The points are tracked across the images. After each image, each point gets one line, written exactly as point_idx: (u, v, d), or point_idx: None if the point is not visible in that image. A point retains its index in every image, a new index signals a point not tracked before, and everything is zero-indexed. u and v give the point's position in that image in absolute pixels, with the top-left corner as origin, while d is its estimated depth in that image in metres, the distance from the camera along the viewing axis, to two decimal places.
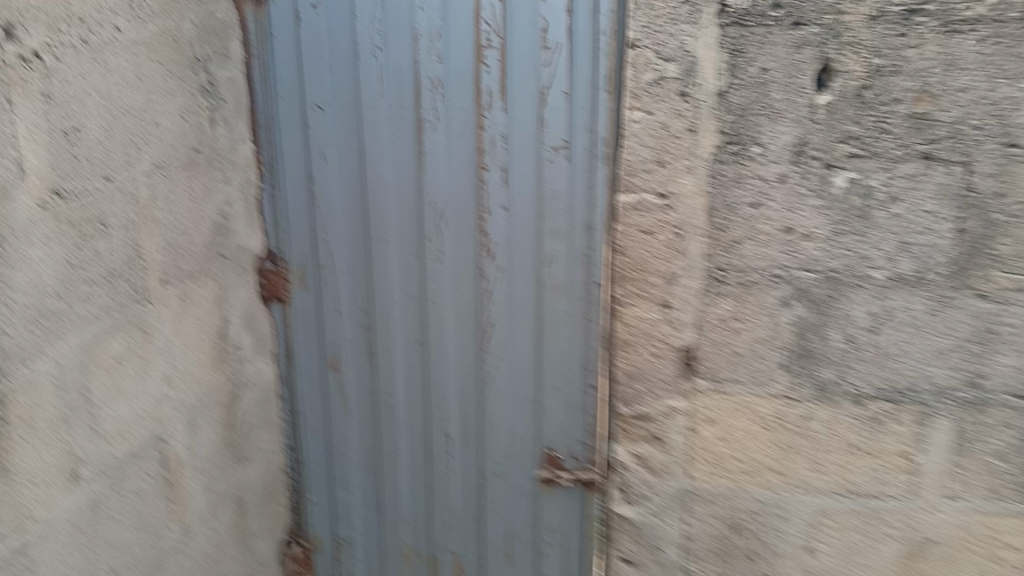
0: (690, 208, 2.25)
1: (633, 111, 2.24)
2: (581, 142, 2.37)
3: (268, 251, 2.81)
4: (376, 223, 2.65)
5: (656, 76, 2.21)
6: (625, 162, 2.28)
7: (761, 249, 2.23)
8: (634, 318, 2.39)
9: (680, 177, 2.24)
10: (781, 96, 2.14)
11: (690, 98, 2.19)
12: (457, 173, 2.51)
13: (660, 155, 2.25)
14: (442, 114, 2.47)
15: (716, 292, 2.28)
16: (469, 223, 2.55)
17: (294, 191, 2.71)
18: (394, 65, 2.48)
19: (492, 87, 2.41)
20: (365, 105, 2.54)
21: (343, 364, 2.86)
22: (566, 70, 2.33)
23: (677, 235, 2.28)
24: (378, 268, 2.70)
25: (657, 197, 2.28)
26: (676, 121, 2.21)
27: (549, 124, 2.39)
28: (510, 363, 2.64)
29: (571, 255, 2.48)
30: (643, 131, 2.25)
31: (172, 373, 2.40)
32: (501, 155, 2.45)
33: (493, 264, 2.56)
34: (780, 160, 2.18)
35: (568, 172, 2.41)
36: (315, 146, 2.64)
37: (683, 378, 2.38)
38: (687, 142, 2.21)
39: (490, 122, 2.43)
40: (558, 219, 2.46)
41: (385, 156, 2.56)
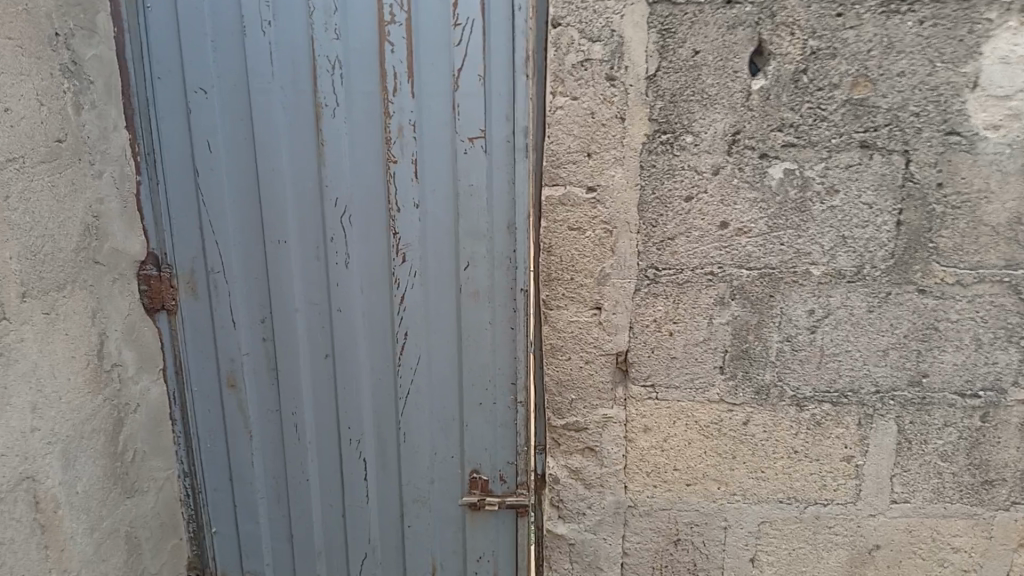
0: (621, 203, 2.08)
1: (557, 97, 2.02)
2: (500, 131, 2.17)
3: (151, 256, 2.51)
4: (272, 224, 2.38)
5: (579, 58, 2.00)
6: (550, 151, 2.07)
7: (695, 246, 2.10)
8: (563, 322, 2.22)
9: (609, 169, 2.06)
10: (714, 81, 1.98)
11: (616, 84, 2.00)
12: (363, 166, 2.26)
13: (586, 144, 2.05)
14: (343, 100, 2.22)
15: (649, 293, 2.15)
16: (378, 224, 2.31)
17: (177, 187, 2.42)
18: (287, 45, 2.21)
19: (398, 69, 2.16)
20: (256, 90, 2.26)
21: (242, 379, 2.60)
22: (480, 51, 2.12)
23: (607, 231, 2.11)
24: (276, 275, 2.44)
25: (584, 191, 2.09)
26: (602, 108, 2.02)
27: (463, 111, 2.17)
28: (429, 373, 2.43)
29: (491, 256, 2.28)
30: (567, 118, 2.04)
31: (39, 399, 2.07)
32: (411, 146, 2.22)
33: (405, 268, 2.33)
34: (713, 150, 2.03)
35: (486, 165, 2.20)
36: (200, 136, 2.35)
37: (621, 388, 2.26)
38: (614, 132, 2.03)
39: (397, 108, 2.19)
40: (476, 217, 2.25)
41: (281, 148, 2.30)
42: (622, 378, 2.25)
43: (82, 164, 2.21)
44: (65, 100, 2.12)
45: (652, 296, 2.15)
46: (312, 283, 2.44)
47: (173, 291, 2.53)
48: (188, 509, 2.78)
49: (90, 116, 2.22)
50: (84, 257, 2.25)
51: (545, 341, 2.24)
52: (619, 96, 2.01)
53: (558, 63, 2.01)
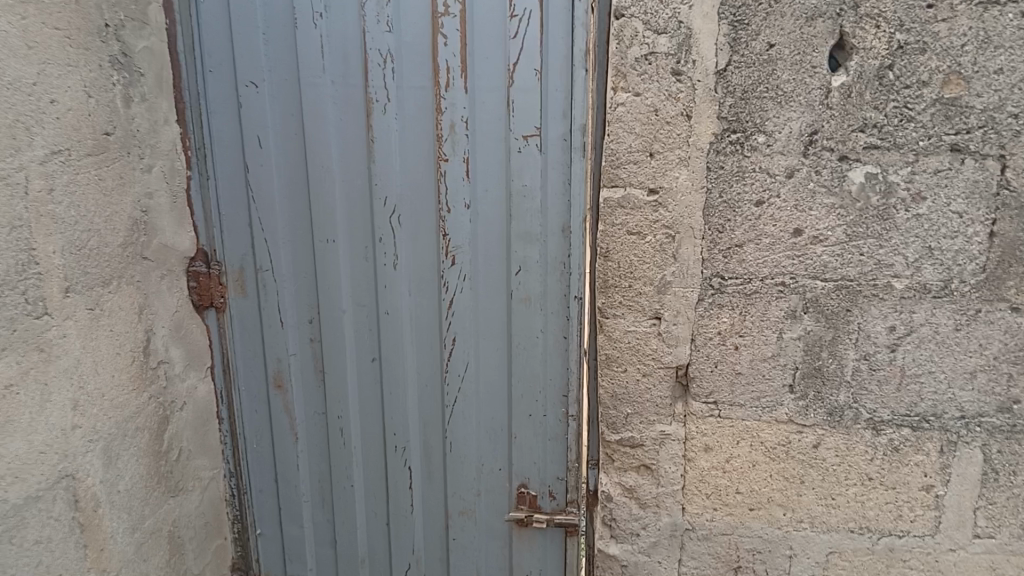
0: (685, 206, 1.95)
1: (618, 93, 1.90)
2: (556, 129, 2.05)
3: (201, 252, 2.46)
4: (321, 222, 2.31)
5: (644, 51, 1.87)
6: (609, 151, 1.95)
7: (765, 254, 1.95)
8: (619, 331, 2.09)
9: (672, 170, 1.93)
10: (789, 77, 1.83)
11: (682, 79, 1.87)
12: (413, 165, 2.18)
13: (648, 143, 1.93)
14: (394, 96, 2.13)
15: (713, 303, 2.01)
16: (428, 225, 2.23)
17: (228, 182, 2.37)
18: (339, 38, 2.14)
19: (451, 64, 2.07)
20: (306, 84, 2.20)
21: (289, 381, 2.53)
22: (537, 44, 2.01)
23: (669, 237, 1.98)
24: (324, 274, 2.37)
25: (645, 194, 1.96)
26: (666, 105, 1.89)
27: (518, 108, 2.06)
28: (477, 381, 2.34)
29: (544, 261, 2.17)
30: (628, 115, 1.91)
31: (80, 396, 2.03)
32: (462, 144, 2.13)
33: (454, 272, 2.24)
34: (787, 151, 1.88)
35: (541, 165, 2.08)
36: (251, 130, 2.29)
37: (679, 404, 2.12)
38: (680, 130, 1.90)
39: (449, 104, 2.10)
40: (530, 220, 2.14)
41: (331, 144, 2.22)
42: (681, 393, 2.12)
43: (130, 158, 2.16)
44: (113, 92, 2.07)
45: (716, 306, 2.01)
46: (360, 284, 2.36)
47: (222, 288, 2.48)
48: (233, 510, 2.73)
49: (140, 108, 2.18)
50: (131, 253, 2.20)
51: (601, 351, 2.12)
52: (685, 92, 1.88)
53: (620, 57, 1.89)
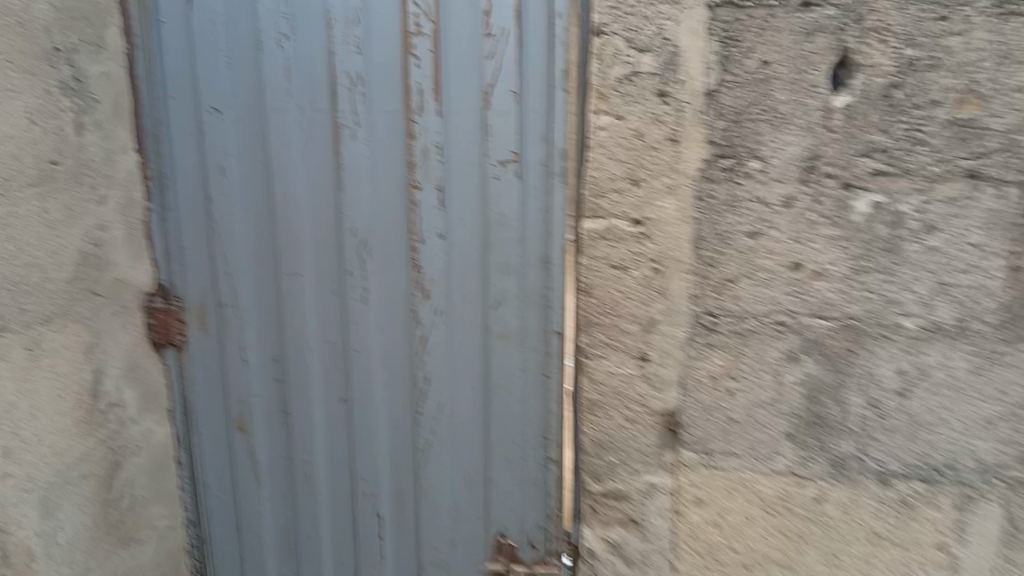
0: (672, 238, 1.79)
1: (599, 116, 1.76)
2: (534, 154, 1.91)
3: (160, 287, 2.30)
4: (287, 253, 2.15)
5: (626, 71, 1.74)
6: (590, 179, 1.81)
7: (761, 290, 1.79)
8: (603, 374, 1.92)
9: (658, 200, 1.78)
10: (786, 97, 1.69)
11: (670, 101, 1.73)
12: (383, 193, 2.03)
13: (632, 171, 1.78)
14: (364, 120, 1.99)
15: (706, 343, 1.85)
16: (400, 256, 2.07)
17: (189, 213, 2.22)
18: (305, 58, 2.00)
19: (423, 85, 1.93)
20: (270, 108, 2.06)
21: (251, 425, 2.34)
22: (515, 64, 1.87)
23: (656, 272, 1.82)
24: (290, 309, 2.19)
25: (629, 224, 1.81)
26: (653, 128, 1.75)
27: (495, 132, 1.92)
28: (452, 425, 2.16)
29: (523, 295, 2.01)
30: (611, 141, 1.77)
31: (13, 442, 1.88)
32: (435, 171, 1.98)
33: (428, 306, 2.08)
34: (784, 179, 1.73)
35: (519, 193, 1.94)
36: (212, 157, 2.15)
37: (670, 451, 1.94)
38: (667, 156, 1.75)
39: (422, 128, 1.96)
40: (508, 251, 1.99)
41: (296, 171, 2.08)
42: (671, 441, 1.93)
43: (82, 189, 2.01)
44: (65, 120, 1.93)
45: (710, 347, 1.85)
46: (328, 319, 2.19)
47: (182, 326, 2.32)
48: (193, 560, 2.54)
49: (95, 136, 2.03)
50: (80, 289, 2.05)
51: (583, 396, 1.95)
52: (673, 115, 1.73)
53: (603, 77, 1.76)
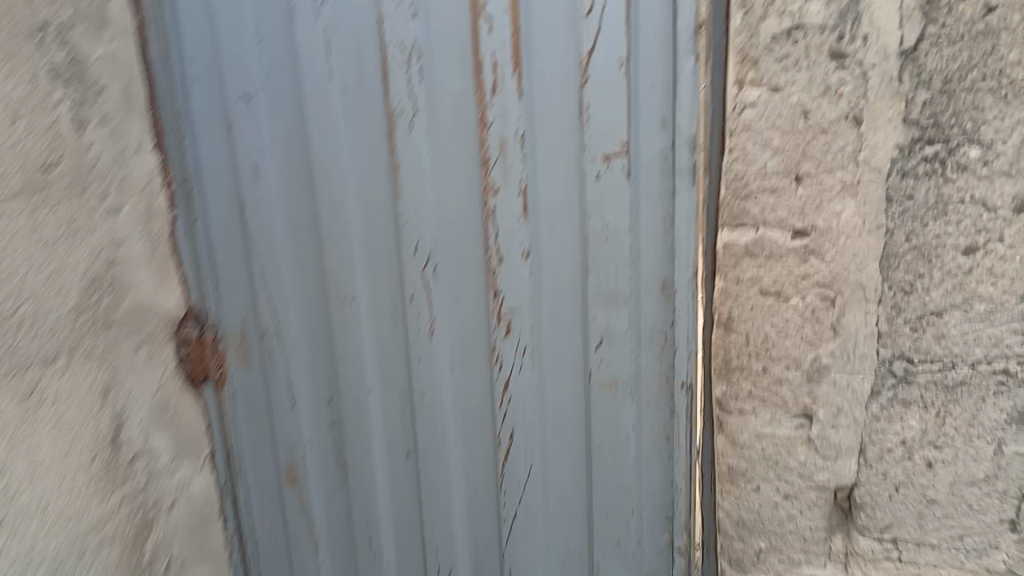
0: (851, 255, 1.29)
1: (747, 89, 1.27)
2: (648, 145, 1.43)
3: (193, 311, 1.91)
4: (334, 275, 1.72)
5: (785, 24, 1.23)
6: (732, 174, 1.31)
7: (977, 330, 1.29)
8: (749, 435, 1.44)
9: (832, 202, 1.28)
10: (1019, 56, 1.17)
11: (848, 64, 1.22)
12: (452, 198, 1.58)
13: (792, 163, 1.28)
14: (425, 105, 1.54)
15: (895, 400, 1.35)
16: (474, 279, 1.60)
17: (219, 223, 1.83)
18: (350, 29, 1.57)
19: (500, 56, 1.46)
20: (308, 94, 1.64)
21: (303, 478, 1.94)
22: (623, 23, 1.39)
23: (825, 302, 1.33)
24: (341, 343, 1.77)
25: (789, 237, 1.32)
26: (822, 103, 1.25)
27: (597, 117, 1.44)
28: (545, 492, 1.69)
29: (637, 332, 1.52)
30: (762, 122, 1.28)
31: (6, 514, 1.40)
32: (518, 168, 1.50)
33: (511, 344, 1.59)
34: (1015, 171, 1.22)
35: (630, 196, 1.45)
36: (244, 156, 1.75)
37: (840, 535, 1.46)
38: (844, 141, 1.25)
39: (499, 113, 1.49)
40: (616, 273, 1.49)
41: (343, 171, 1.65)
42: (842, 522, 1.45)
43: (84, 199, 1.61)
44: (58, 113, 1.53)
45: (901, 403, 1.35)
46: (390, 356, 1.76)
47: (219, 358, 1.93)
48: None
49: (100, 132, 1.65)
50: (89, 318, 1.62)
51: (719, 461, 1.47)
52: (852, 84, 1.23)
53: (752, 33, 1.25)
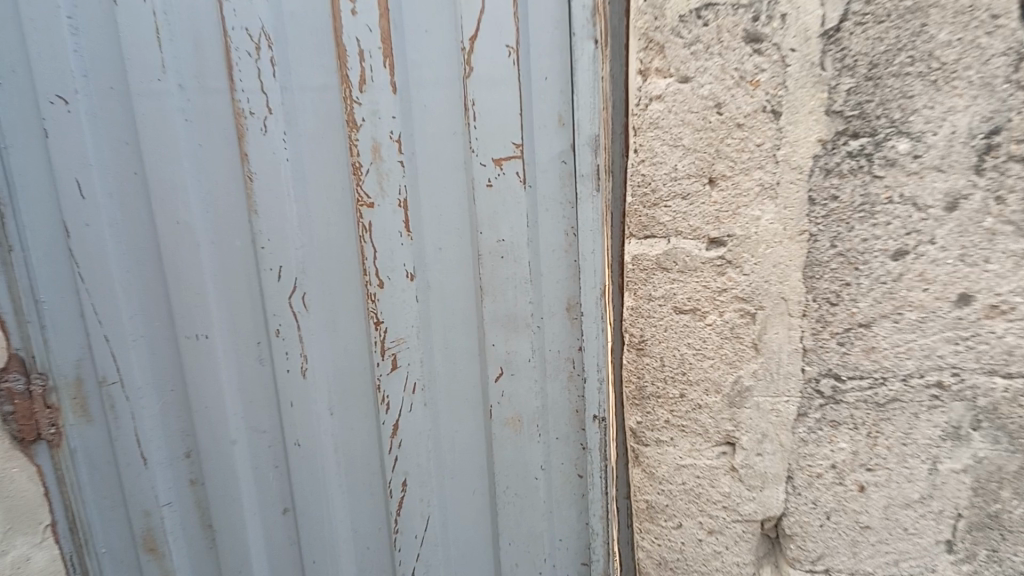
0: (773, 265, 1.10)
1: (653, 79, 1.09)
2: (544, 148, 1.24)
3: (16, 357, 1.48)
4: (183, 309, 1.46)
5: (694, 1, 1.04)
6: (639, 180, 1.14)
7: (906, 335, 1.07)
8: (668, 468, 1.26)
9: (750, 206, 1.09)
10: (950, 34, 0.95)
11: (764, 49, 1.03)
12: (319, 215, 1.35)
13: (704, 164, 1.09)
14: (280, 103, 1.29)
15: (825, 420, 1.15)
16: (352, 308, 1.39)
17: (40, 251, 1.45)
18: (186, 15, 1.36)
19: (366, 41, 1.21)
20: (138, 95, 1.38)
21: (163, 545, 1.63)
22: (509, 5, 1.18)
23: (745, 318, 1.14)
24: (195, 386, 1.50)
25: (704, 248, 1.13)
26: (735, 95, 1.05)
27: (484, 114, 1.23)
28: (446, 542, 1.49)
29: (542, 361, 1.35)
30: (671, 117, 1.09)
31: None
32: (398, 176, 1.27)
33: (398, 381, 1.36)
34: (947, 167, 1.00)
35: (527, 208, 1.27)
36: (60, 171, 1.41)
37: (768, 568, 1.28)
38: (762, 137, 1.06)
39: (368, 110, 1.24)
40: (514, 295, 1.32)
41: (189, 185, 1.41)
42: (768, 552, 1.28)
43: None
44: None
45: (830, 425, 1.15)
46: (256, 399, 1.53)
47: None
48: None
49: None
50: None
51: (638, 499, 1.31)
52: (769, 72, 1.03)
53: (658, 13, 1.06)
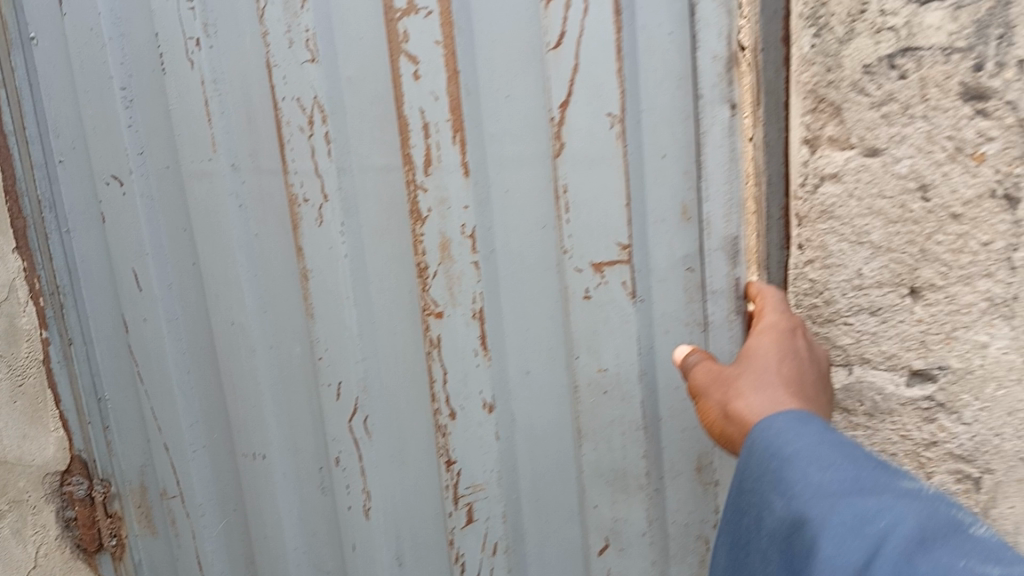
0: (1007, 415, 0.79)
1: (823, 149, 0.80)
2: (662, 254, 0.91)
3: (79, 460, 1.42)
4: (244, 423, 1.24)
5: (892, 47, 0.75)
6: (814, 290, 0.84)
7: None
8: None
9: (973, 331, 0.78)
10: None
11: (991, 108, 0.73)
12: (381, 323, 1.07)
13: (903, 270, 0.79)
14: (337, 189, 1.04)
15: None
16: (420, 441, 1.09)
17: (106, 350, 1.36)
18: (236, 85, 1.10)
19: (430, 113, 0.95)
20: (193, 175, 1.17)
21: None
22: (611, 58, 0.86)
23: (964, 484, 0.82)
24: (253, 511, 1.28)
25: (904, 384, 0.82)
26: (949, 174, 0.75)
27: (578, 204, 0.92)
28: None
29: (661, 540, 0.98)
30: (855, 204, 0.80)
31: None
32: (471, 281, 0.98)
33: (474, 537, 1.08)
34: None
35: (638, 326, 0.93)
36: (123, 261, 1.29)
37: None
38: (990, 234, 0.75)
39: (436, 199, 0.97)
40: (621, 443, 0.97)
41: (240, 279, 1.17)
42: None
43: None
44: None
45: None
46: (312, 538, 1.25)
47: (113, 524, 1.44)
48: None
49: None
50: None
51: None
52: (1000, 142, 0.73)
53: (833, 63, 0.78)
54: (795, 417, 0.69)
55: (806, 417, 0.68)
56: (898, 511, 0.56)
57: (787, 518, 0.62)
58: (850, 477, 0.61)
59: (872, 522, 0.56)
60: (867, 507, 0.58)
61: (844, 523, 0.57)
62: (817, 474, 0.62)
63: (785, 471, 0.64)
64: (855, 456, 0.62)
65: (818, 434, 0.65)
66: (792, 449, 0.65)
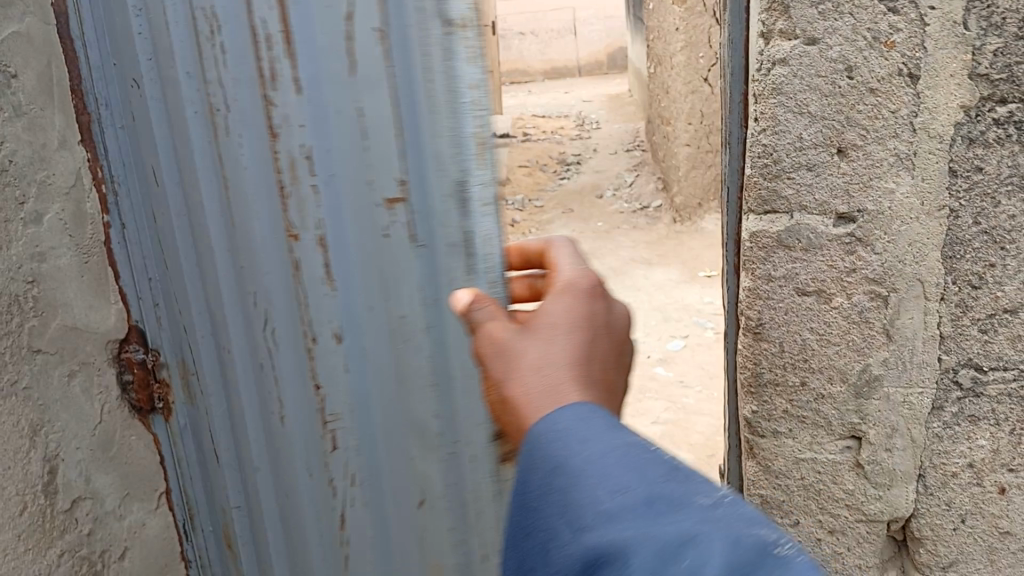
0: (908, 244, 1.15)
1: (775, 39, 1.13)
2: (440, 234, 1.00)
3: None
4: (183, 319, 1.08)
5: None
6: (775, 155, 1.17)
7: None
8: (787, 461, 1.32)
9: (884, 178, 1.13)
10: None
11: (900, 8, 1.06)
12: (260, 220, 1.01)
13: (833, 134, 1.13)
14: (212, 86, 0.96)
15: (964, 416, 1.20)
16: (285, 349, 1.06)
17: None
18: None
19: (269, 25, 0.94)
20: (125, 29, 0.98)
21: None
22: None
23: (876, 301, 1.19)
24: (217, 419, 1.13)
25: (834, 224, 1.17)
26: (868, 58, 1.09)
27: (373, 127, 0.97)
28: None
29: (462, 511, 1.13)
30: (796, 81, 1.13)
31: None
32: (313, 209, 1.00)
33: (336, 467, 1.11)
34: None
35: (421, 269, 1.02)
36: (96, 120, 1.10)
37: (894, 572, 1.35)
38: (898, 104, 1.10)
39: (275, 115, 0.96)
40: (420, 404, 1.09)
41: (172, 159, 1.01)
42: (896, 556, 1.34)
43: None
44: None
45: (968, 420, 1.20)
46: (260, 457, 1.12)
47: None
48: None
49: (17, 127, 1.01)
50: None
51: (754, 481, 1.36)
52: (905, 33, 1.07)
53: None
54: (579, 413, 0.68)
55: (597, 408, 0.69)
56: (702, 546, 0.59)
57: (576, 550, 0.62)
58: (643, 498, 0.63)
59: (675, 560, 0.59)
60: (669, 540, 0.60)
61: (646, 565, 0.59)
62: (607, 498, 0.63)
63: (574, 487, 0.65)
64: (643, 464, 0.65)
65: (605, 439, 0.66)
66: (579, 459, 0.65)
